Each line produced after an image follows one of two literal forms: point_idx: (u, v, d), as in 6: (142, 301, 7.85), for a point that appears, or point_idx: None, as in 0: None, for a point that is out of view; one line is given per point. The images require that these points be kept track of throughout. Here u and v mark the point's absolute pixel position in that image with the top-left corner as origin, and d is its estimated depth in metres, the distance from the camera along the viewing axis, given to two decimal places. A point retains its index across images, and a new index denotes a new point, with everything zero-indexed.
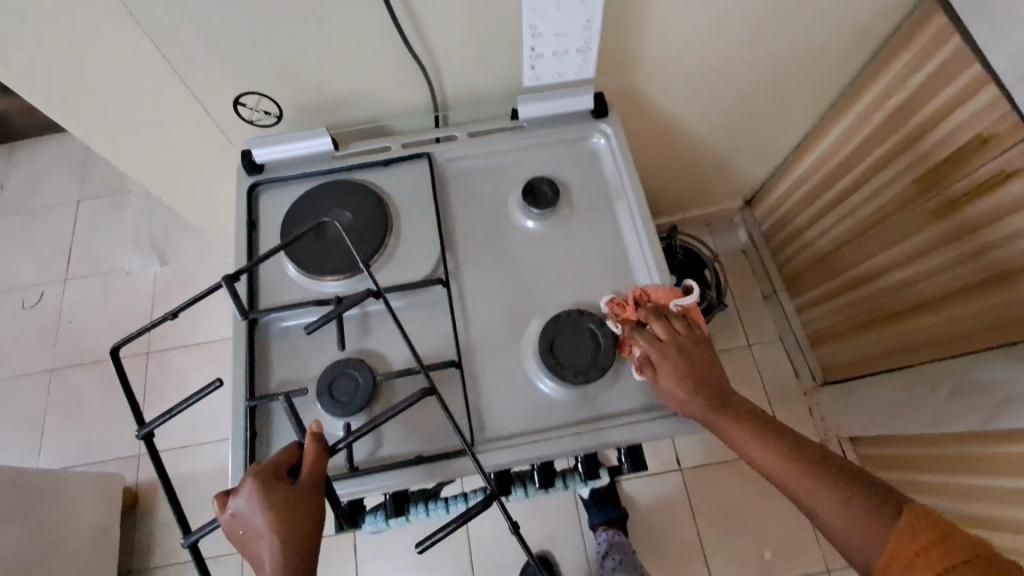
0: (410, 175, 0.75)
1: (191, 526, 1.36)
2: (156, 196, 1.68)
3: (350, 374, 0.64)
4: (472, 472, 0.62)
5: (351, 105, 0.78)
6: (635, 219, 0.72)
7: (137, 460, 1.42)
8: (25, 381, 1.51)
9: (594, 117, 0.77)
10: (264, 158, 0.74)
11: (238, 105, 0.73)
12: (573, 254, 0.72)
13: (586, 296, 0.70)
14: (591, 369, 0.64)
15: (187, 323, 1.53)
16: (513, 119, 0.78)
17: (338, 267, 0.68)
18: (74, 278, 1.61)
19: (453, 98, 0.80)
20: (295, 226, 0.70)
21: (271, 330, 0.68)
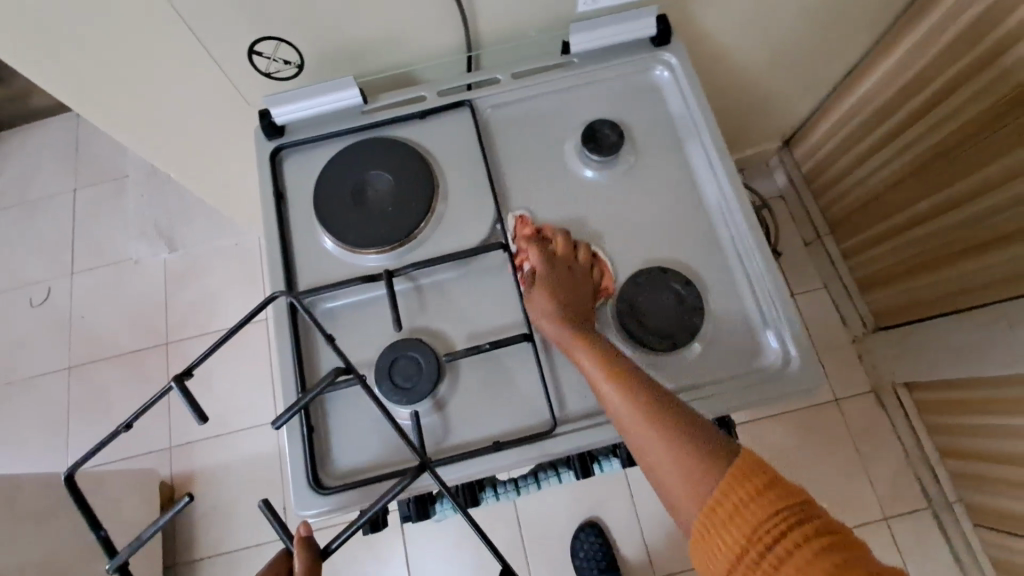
0: (452, 128, 0.67)
1: (231, 515, 1.33)
2: (156, 178, 1.59)
3: (411, 357, 0.57)
4: (557, 455, 0.55)
5: (378, 49, 0.68)
6: (712, 159, 0.64)
7: (169, 452, 1.38)
8: (44, 380, 1.45)
9: (655, 46, 0.68)
10: (284, 119, 0.66)
11: (253, 55, 0.63)
12: (643, 205, 0.64)
13: (663, 250, 0.62)
14: (680, 332, 0.57)
15: (205, 309, 1.46)
16: (563, 54, 0.69)
17: (383, 236, 0.60)
18: (81, 270, 1.54)
19: (493, 35, 0.70)
20: (331, 192, 0.62)
21: (316, 312, 0.61)
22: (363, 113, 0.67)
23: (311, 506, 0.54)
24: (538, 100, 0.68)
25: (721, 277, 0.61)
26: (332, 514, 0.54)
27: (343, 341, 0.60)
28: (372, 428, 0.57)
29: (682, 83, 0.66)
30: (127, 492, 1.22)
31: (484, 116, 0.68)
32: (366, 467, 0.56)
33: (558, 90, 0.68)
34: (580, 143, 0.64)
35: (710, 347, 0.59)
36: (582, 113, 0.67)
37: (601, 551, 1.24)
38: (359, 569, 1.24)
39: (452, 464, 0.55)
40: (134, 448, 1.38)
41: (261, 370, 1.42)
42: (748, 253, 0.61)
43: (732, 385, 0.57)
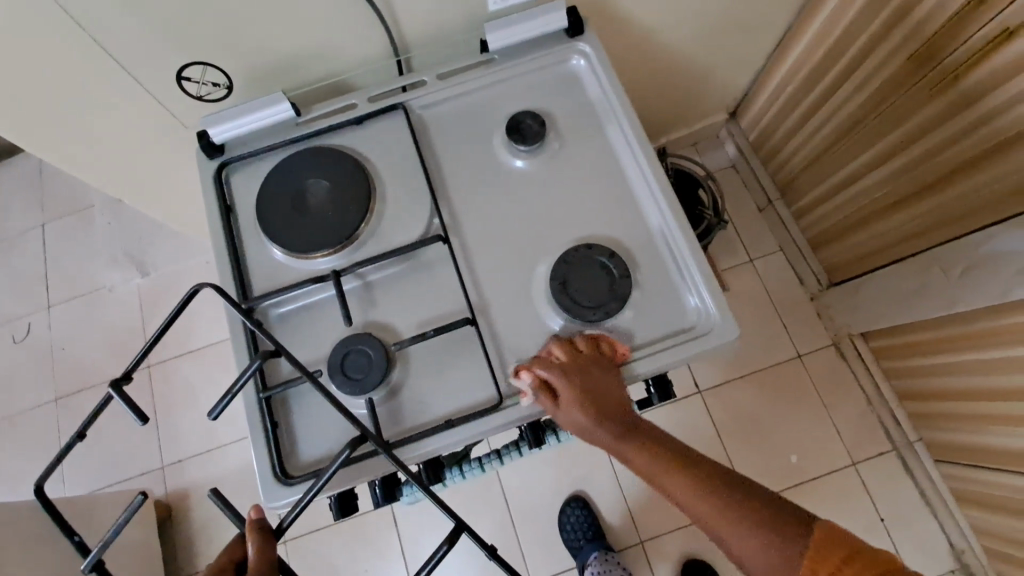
0: (384, 131, 0.70)
1: (229, 526, 1.36)
2: (122, 205, 1.60)
3: (361, 350, 0.60)
4: (505, 426, 0.60)
5: (306, 64, 0.71)
6: (629, 139, 0.68)
7: (162, 472, 1.41)
8: (31, 415, 1.47)
9: (569, 36, 0.72)
10: (222, 138, 0.69)
11: (183, 80, 0.66)
12: (570, 188, 0.68)
13: (591, 228, 0.66)
14: (610, 301, 0.62)
15: (183, 329, 1.49)
16: (483, 53, 0.73)
17: (326, 239, 0.64)
18: (56, 304, 1.56)
19: (415, 40, 0.73)
20: (273, 203, 0.66)
21: (270, 317, 0.65)
22: (298, 125, 0.70)
23: (279, 496, 0.58)
24: (465, 98, 0.72)
25: (646, 248, 0.66)
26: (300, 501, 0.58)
27: (297, 342, 0.64)
28: (332, 418, 0.61)
29: (597, 70, 0.70)
30: (123, 514, 1.25)
31: (416, 117, 0.71)
32: (329, 455, 0.60)
33: (483, 86, 0.72)
34: (506, 135, 0.68)
35: (640, 314, 0.63)
36: (507, 107, 0.71)
37: (587, 522, 1.30)
38: (357, 564, 1.28)
39: (407, 445, 0.59)
40: (126, 471, 1.42)
41: None
42: (668, 223, 0.65)
43: (662, 347, 0.61)
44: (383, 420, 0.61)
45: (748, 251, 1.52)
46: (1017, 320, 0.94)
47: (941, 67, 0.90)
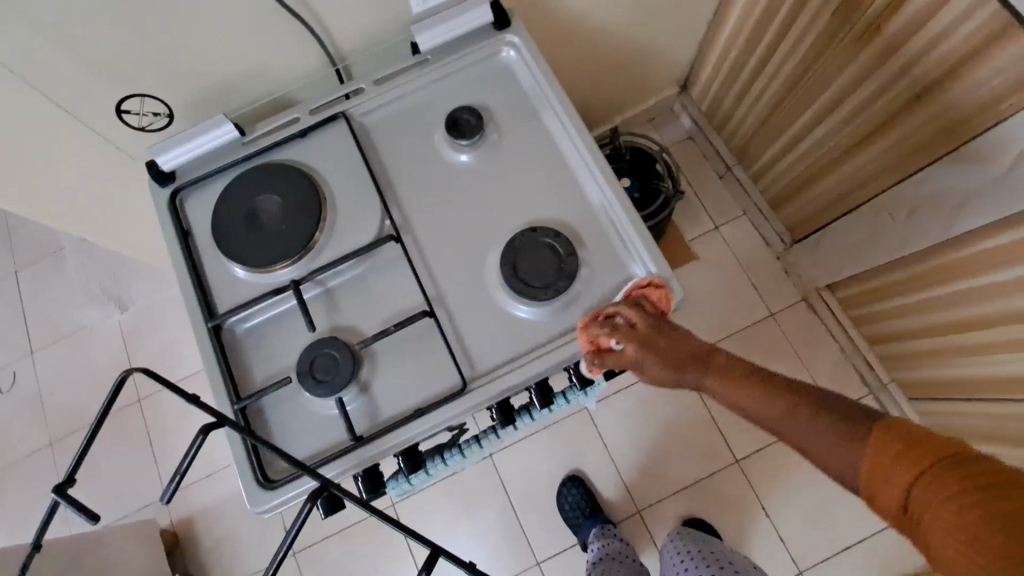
0: (327, 142, 0.72)
1: (239, 544, 1.39)
2: (92, 245, 1.60)
3: (328, 353, 0.63)
4: (474, 406, 0.63)
5: (244, 86, 0.73)
6: (565, 123, 0.71)
7: (163, 502, 1.43)
8: (28, 460, 1.48)
9: (497, 29, 0.74)
10: (171, 165, 0.71)
11: (123, 112, 0.68)
12: (516, 176, 0.71)
13: (537, 211, 0.69)
14: (559, 279, 0.65)
15: (168, 359, 1.50)
16: (416, 53, 0.75)
17: (282, 252, 0.67)
18: (40, 348, 1.56)
19: (349, 50, 0.76)
20: (227, 224, 0.68)
21: (237, 332, 0.67)
22: (243, 144, 0.72)
23: (265, 500, 0.60)
24: (403, 99, 0.74)
25: (587, 224, 0.69)
26: (286, 503, 0.61)
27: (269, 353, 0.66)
28: (308, 421, 0.64)
29: (527, 58, 0.73)
30: (131, 545, 1.27)
31: (362, 125, 0.74)
32: (307, 456, 0.63)
33: (418, 87, 0.74)
34: (446, 132, 0.71)
35: (590, 286, 0.66)
36: (447, 104, 0.74)
37: (583, 500, 1.33)
38: (368, 567, 1.31)
39: (379, 436, 0.62)
40: (130, 503, 1.43)
41: None
42: (608, 198, 0.68)
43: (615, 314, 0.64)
44: (357, 416, 0.64)
45: (713, 220, 1.56)
46: (964, 254, 0.98)
47: (863, 20, 0.94)
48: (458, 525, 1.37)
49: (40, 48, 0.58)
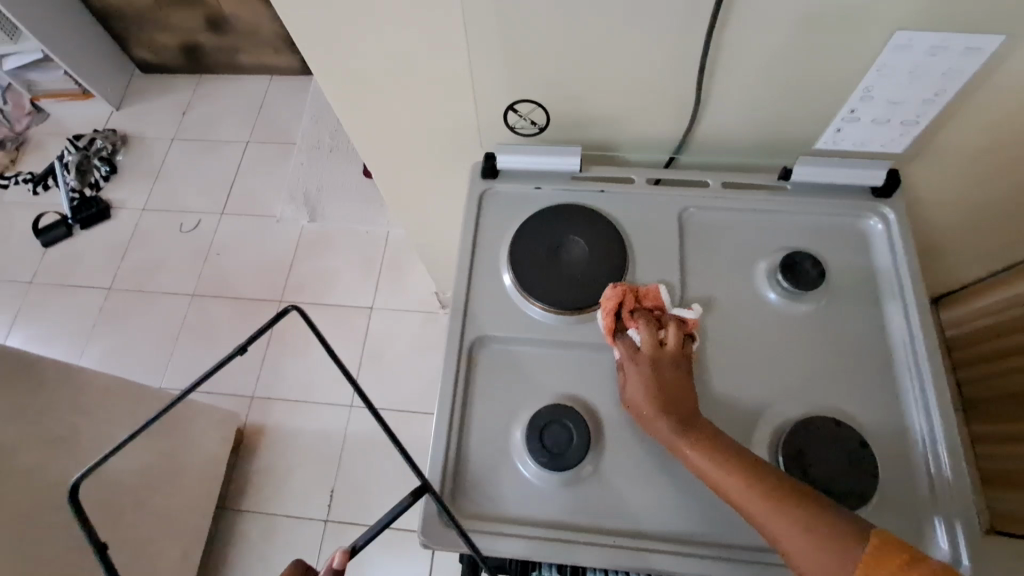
0: (644, 210, 0.80)
1: (284, 476, 1.62)
2: (315, 158, 2.09)
3: (550, 427, 0.67)
4: (457, 545, 0.65)
5: (596, 127, 0.83)
6: (911, 325, 0.71)
7: (250, 401, 1.73)
8: (150, 337, 1.87)
9: (875, 196, 0.77)
10: (502, 166, 0.82)
11: (510, 111, 0.79)
12: (795, 360, 0.71)
13: (848, 410, 0.68)
14: (576, 456, 0.66)
15: (325, 283, 1.87)
16: (780, 178, 0.79)
17: (561, 290, 0.74)
18: (199, 295, 1.91)
19: (714, 119, 0.79)
20: (523, 238, 0.77)
21: (478, 350, 0.74)
22: (495, 177, 0.82)
23: (438, 535, 0.65)
24: (724, 201, 0.79)
25: (966, 482, 0.64)
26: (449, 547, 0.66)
27: (485, 379, 0.73)
28: (494, 474, 0.68)
29: (955, 42, 0.63)
30: (212, 434, 1.45)
31: (700, 211, 0.79)
32: (477, 517, 0.67)
33: (737, 191, 0.79)
34: (777, 269, 0.73)
35: (705, 511, 0.66)
36: (754, 252, 0.77)
37: None
38: None
39: (572, 544, 0.65)
40: (222, 385, 1.76)
41: (351, 353, 1.77)
42: (940, 461, 0.65)
43: (648, 541, 0.65)
44: (550, 476, 0.67)
45: None
46: None
47: None
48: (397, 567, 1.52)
49: (532, 85, 0.76)
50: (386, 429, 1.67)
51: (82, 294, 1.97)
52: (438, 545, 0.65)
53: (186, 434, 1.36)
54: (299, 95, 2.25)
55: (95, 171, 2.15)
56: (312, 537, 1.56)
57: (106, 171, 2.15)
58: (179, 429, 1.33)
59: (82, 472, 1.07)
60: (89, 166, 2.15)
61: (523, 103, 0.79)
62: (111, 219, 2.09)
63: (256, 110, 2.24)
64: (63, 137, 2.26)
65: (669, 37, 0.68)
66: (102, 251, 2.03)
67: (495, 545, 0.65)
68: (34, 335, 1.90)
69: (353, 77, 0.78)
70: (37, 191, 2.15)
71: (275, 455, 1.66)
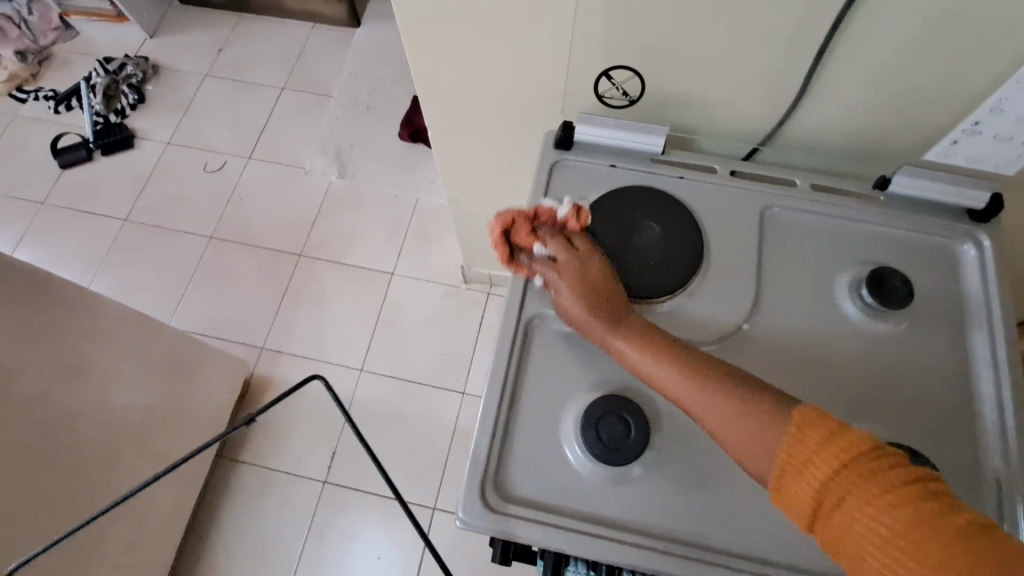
0: (724, 202, 0.75)
1: (286, 431, 1.59)
2: (352, 113, 2.03)
3: (606, 419, 0.63)
4: (495, 528, 0.61)
5: (684, 108, 0.78)
6: (994, 359, 0.67)
7: (259, 351, 1.69)
8: (163, 273, 1.82)
9: (973, 220, 0.72)
10: (581, 137, 0.77)
11: (604, 77, 0.74)
12: (869, 380, 0.67)
13: (920, 439, 0.65)
14: (631, 452, 0.62)
15: (348, 242, 1.82)
16: (875, 188, 0.74)
17: (632, 274, 0.70)
18: (217, 237, 1.86)
19: (814, 115, 0.74)
20: (597, 215, 0.72)
21: (536, 326, 0.70)
22: (574, 148, 0.78)
23: (476, 514, 0.61)
24: (812, 203, 0.74)
25: None
26: (486, 530, 0.62)
27: (540, 358, 0.69)
28: (541, 458, 0.64)
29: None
30: (222, 379, 1.41)
31: (785, 211, 0.74)
32: (519, 501, 0.63)
33: (827, 195, 0.74)
34: (863, 282, 0.69)
35: (760, 526, 0.62)
36: (836, 261, 0.72)
37: None
38: (372, 550, 1.48)
39: (617, 542, 0.61)
40: (231, 332, 1.72)
41: (367, 316, 1.73)
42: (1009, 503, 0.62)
43: (697, 550, 0.61)
44: (601, 468, 0.63)
45: None
46: None
47: None
48: (388, 535, 1.50)
49: (631, 52, 0.71)
50: (394, 398, 1.63)
51: (96, 221, 1.91)
52: (475, 525, 0.61)
53: (196, 376, 1.32)
54: (341, 46, 2.18)
55: (122, 98, 2.08)
56: (307, 496, 1.53)
57: (134, 99, 2.08)
58: (190, 371, 1.30)
59: (89, 403, 1.04)
60: (117, 91, 2.09)
61: (618, 71, 0.73)
62: (134, 148, 2.03)
63: (295, 56, 2.16)
64: (93, 58, 2.19)
65: (793, 17, 0.63)
66: (121, 180, 1.98)
67: (536, 533, 0.61)
68: (43, 257, 1.85)
69: (438, 18, 0.72)
70: (61, 110, 2.08)
71: (278, 409, 1.63)
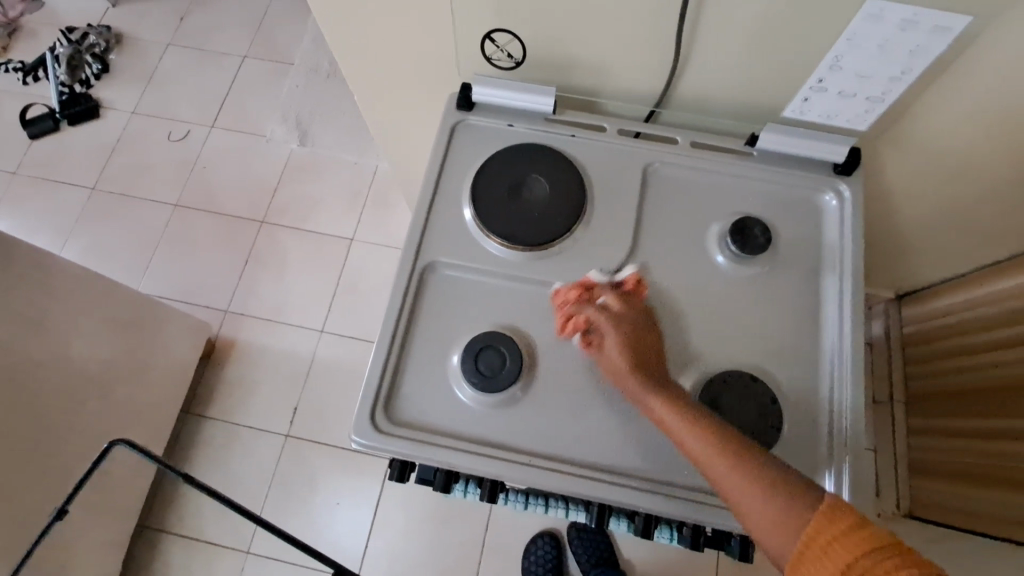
0: (609, 158, 0.81)
1: (249, 389, 1.68)
2: (312, 81, 2.05)
3: (485, 353, 0.71)
4: (384, 446, 0.69)
5: (574, 70, 0.83)
6: (843, 298, 0.74)
7: (223, 315, 1.76)
8: (131, 241, 1.87)
9: (835, 172, 0.78)
10: (478, 98, 0.82)
11: (488, 40, 0.79)
12: (730, 319, 0.74)
13: (770, 370, 0.72)
14: (506, 380, 0.70)
15: (309, 208, 1.88)
16: (747, 144, 0.81)
17: (516, 225, 0.76)
18: (183, 206, 1.91)
19: (691, 75, 0.79)
20: (488, 171, 0.78)
21: (433, 272, 0.77)
22: (472, 109, 0.83)
23: (369, 434, 0.69)
24: (690, 160, 0.80)
25: (861, 445, 0.69)
26: (376, 448, 0.70)
27: (434, 301, 0.76)
28: (428, 388, 0.72)
29: (925, 19, 0.63)
30: (182, 338, 1.48)
31: (667, 168, 0.80)
32: (408, 425, 0.71)
33: (703, 152, 0.80)
34: (729, 233, 0.75)
35: (620, 445, 0.70)
36: (709, 213, 0.79)
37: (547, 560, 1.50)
38: (333, 495, 1.59)
39: (492, 458, 0.69)
40: (197, 296, 1.79)
41: (326, 279, 1.79)
42: (843, 419, 0.70)
43: (562, 465, 0.69)
44: (481, 397, 0.70)
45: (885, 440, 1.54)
46: None
47: None
48: (348, 483, 1.60)
49: (513, 17, 0.75)
50: (353, 357, 1.71)
51: (65, 191, 1.95)
52: (365, 443, 0.69)
53: (155, 333, 1.39)
54: (302, 14, 2.18)
55: (86, 68, 2.09)
56: (272, 448, 1.62)
57: (98, 68, 2.09)
58: (147, 327, 1.37)
59: (45, 353, 1.11)
60: (81, 62, 2.10)
61: (500, 34, 0.78)
62: (99, 119, 2.05)
63: (257, 24, 2.17)
64: (56, 28, 2.19)
65: None
66: (88, 150, 2.01)
67: (420, 451, 0.69)
68: (15, 226, 1.90)
69: None
70: (26, 81, 2.10)
71: (243, 369, 1.71)
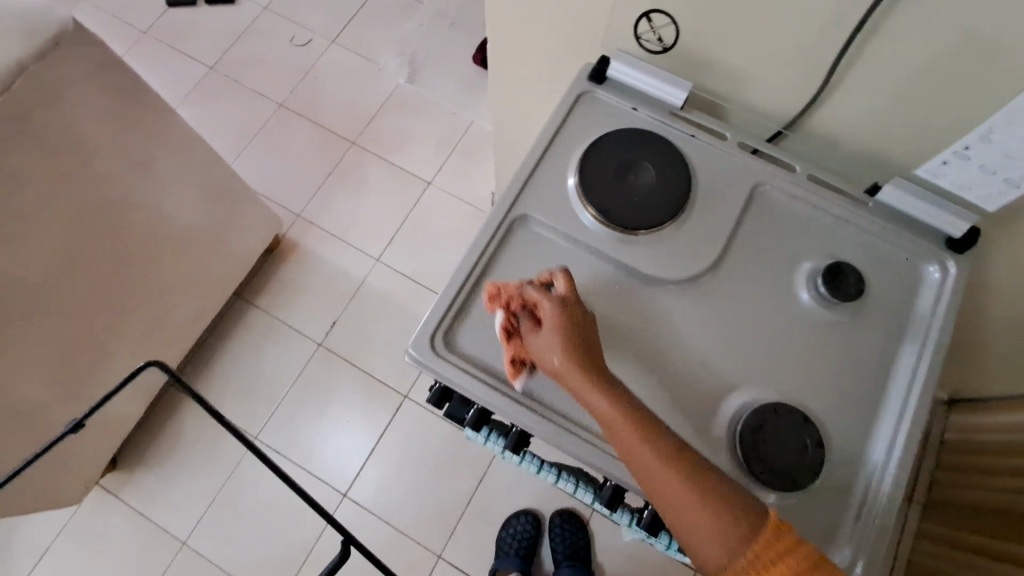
0: (723, 167, 0.81)
1: (298, 291, 1.76)
2: (436, 24, 2.09)
3: None
4: (434, 366, 0.73)
5: (715, 72, 0.82)
6: (917, 370, 0.72)
7: (295, 218, 1.85)
8: (232, 125, 1.98)
9: (947, 247, 0.76)
10: (612, 74, 0.84)
11: (644, 19, 0.79)
12: (796, 355, 0.74)
13: (820, 416, 0.71)
14: None
15: (399, 143, 1.93)
16: (866, 194, 0.79)
17: (615, 203, 0.77)
18: (286, 107, 1.99)
19: (831, 108, 0.78)
20: (601, 145, 0.80)
21: (522, 225, 0.79)
22: (602, 82, 0.84)
23: (424, 351, 0.73)
24: (803, 191, 0.79)
25: (892, 516, 0.67)
26: (426, 366, 0.73)
27: (516, 251, 0.78)
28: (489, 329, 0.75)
29: None
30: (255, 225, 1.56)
31: (777, 193, 0.80)
32: (460, 355, 0.74)
33: (818, 188, 0.79)
34: (821, 273, 0.74)
35: None
36: (806, 249, 0.78)
37: (522, 537, 1.54)
38: (345, 412, 1.66)
39: (529, 411, 0.71)
40: (276, 193, 1.88)
41: (395, 213, 1.85)
42: (878, 486, 0.69)
43: (592, 438, 0.71)
44: None
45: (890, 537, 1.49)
46: None
47: None
48: (361, 406, 1.67)
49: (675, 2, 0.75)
50: (399, 293, 1.77)
51: (187, 63, 2.07)
52: (419, 358, 0.72)
53: (236, 213, 1.48)
54: None
55: None
56: (302, 352, 1.71)
57: None
58: (231, 205, 1.45)
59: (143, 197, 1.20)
60: None
61: (658, 16, 0.78)
62: (234, 5, 2.15)
63: None
64: None
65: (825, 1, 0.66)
66: (217, 31, 2.12)
67: (466, 382, 0.72)
68: None
69: None
70: None
71: (298, 272, 1.79)
